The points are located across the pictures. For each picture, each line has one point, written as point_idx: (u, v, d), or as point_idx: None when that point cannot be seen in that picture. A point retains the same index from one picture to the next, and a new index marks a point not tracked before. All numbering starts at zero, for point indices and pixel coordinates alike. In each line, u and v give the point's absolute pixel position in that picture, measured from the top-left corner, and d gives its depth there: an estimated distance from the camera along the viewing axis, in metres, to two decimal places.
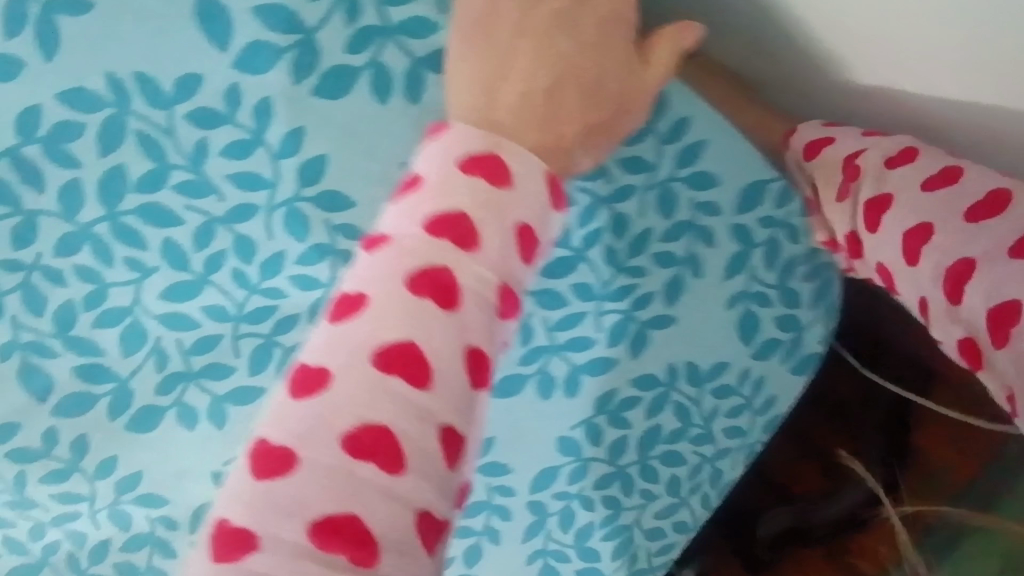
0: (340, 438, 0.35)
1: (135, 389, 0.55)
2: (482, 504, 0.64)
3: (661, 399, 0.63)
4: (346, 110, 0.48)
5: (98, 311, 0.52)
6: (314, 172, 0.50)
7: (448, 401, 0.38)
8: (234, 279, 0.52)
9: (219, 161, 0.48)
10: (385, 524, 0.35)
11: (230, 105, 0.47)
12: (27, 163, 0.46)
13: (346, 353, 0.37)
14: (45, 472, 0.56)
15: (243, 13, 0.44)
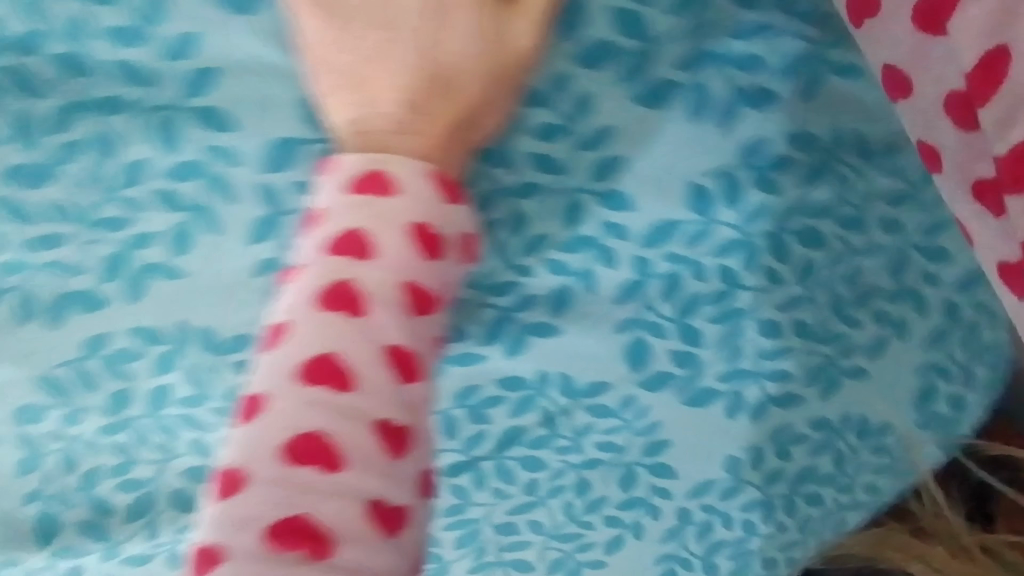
0: (277, 452, 0.33)
1: None
2: (640, 499, 0.67)
3: (826, 443, 0.65)
4: (658, 121, 0.45)
5: None
6: (609, 170, 0.48)
7: (386, 396, 0.34)
8: (495, 249, 0.51)
9: (528, 139, 0.45)
10: (342, 494, 0.33)
11: (553, 89, 0.43)
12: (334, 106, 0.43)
13: (273, 381, 0.34)
14: None
15: (600, 10, 0.40)
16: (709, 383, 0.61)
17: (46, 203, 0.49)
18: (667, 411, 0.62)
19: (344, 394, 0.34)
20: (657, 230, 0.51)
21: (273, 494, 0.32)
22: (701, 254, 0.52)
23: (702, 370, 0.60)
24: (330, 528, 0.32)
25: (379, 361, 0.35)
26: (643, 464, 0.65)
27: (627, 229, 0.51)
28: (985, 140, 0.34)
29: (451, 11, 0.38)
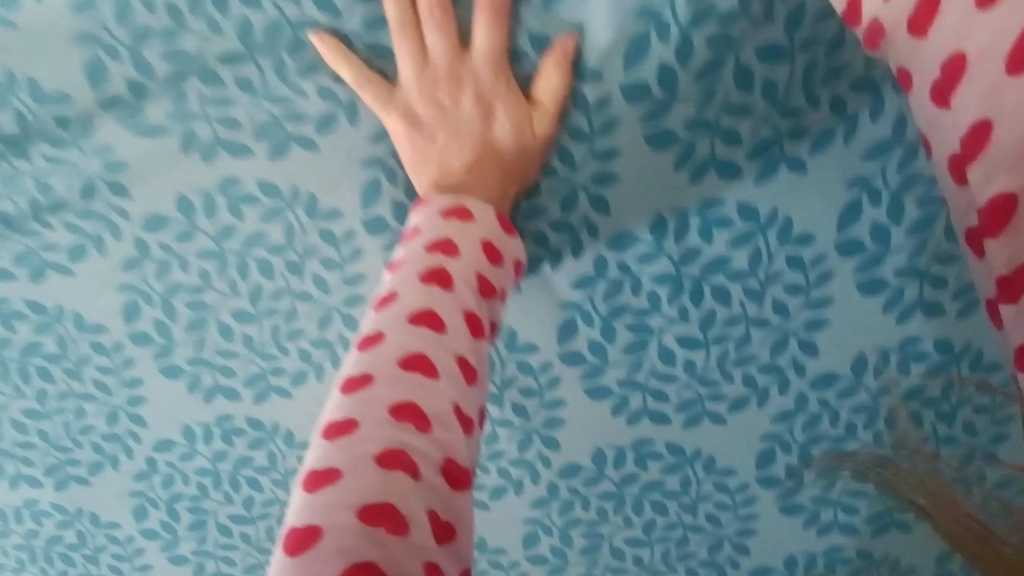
0: (376, 389, 0.50)
1: (605, 372, 0.76)
2: (717, 564, 0.90)
3: (864, 570, 0.87)
4: (865, 301, 0.70)
5: (636, 318, 0.73)
6: (816, 325, 0.71)
7: (446, 382, 0.53)
8: (720, 356, 0.74)
9: (780, 289, 0.70)
10: (379, 433, 0.48)
11: (810, 262, 0.68)
12: (687, 226, 0.68)
13: (394, 349, 0.53)
14: (522, 387, 0.79)
15: (868, 221, 0.66)
16: (801, 500, 0.83)
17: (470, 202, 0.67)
18: (766, 509, 0.84)
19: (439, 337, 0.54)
20: (824, 376, 0.74)
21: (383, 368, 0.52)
22: (842, 405, 0.76)
23: (802, 489, 0.82)
24: (430, 416, 0.50)
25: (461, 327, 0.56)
26: (730, 541, 0.87)
27: (806, 367, 0.74)
28: None
29: (470, 186, 0.62)
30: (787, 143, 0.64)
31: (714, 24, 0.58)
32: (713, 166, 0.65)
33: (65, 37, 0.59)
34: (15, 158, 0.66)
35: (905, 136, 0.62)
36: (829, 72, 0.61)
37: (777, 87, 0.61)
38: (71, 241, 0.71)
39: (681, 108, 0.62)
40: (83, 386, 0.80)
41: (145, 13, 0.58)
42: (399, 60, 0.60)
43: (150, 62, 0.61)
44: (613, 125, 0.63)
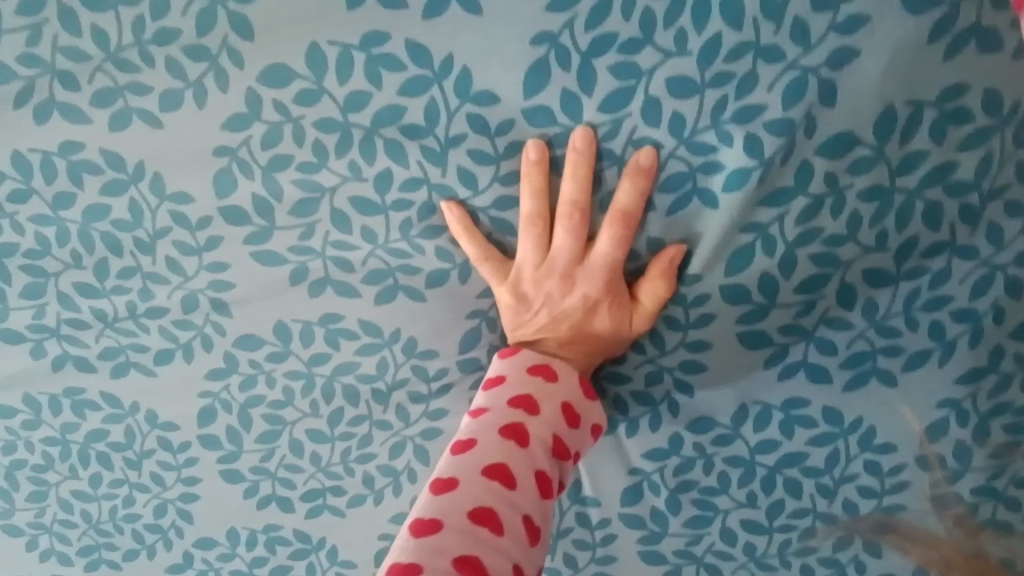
0: (437, 536, 0.50)
1: (663, 540, 0.77)
2: None
3: None
4: (935, 513, 0.71)
5: (705, 496, 0.74)
6: (883, 527, 0.72)
7: (511, 542, 0.53)
8: (782, 542, 0.75)
9: (852, 489, 0.71)
10: None
11: (887, 469, 0.70)
12: (768, 417, 0.70)
13: (464, 497, 0.53)
14: (577, 539, 0.79)
15: (951, 439, 0.68)
16: None
17: None
18: None
19: (509, 494, 0.55)
20: None
21: (451, 512, 0.52)
22: None
23: None
24: None
25: (532, 486, 0.57)
26: None
27: (867, 565, 0.74)
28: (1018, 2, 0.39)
29: (553, 354, 0.67)
30: (881, 357, 0.67)
31: (819, 243, 0.62)
32: (803, 368, 0.68)
33: (204, 148, 0.62)
34: (131, 255, 0.68)
35: (1001, 367, 0.65)
36: (930, 300, 0.64)
37: (877, 307, 0.65)
38: (161, 345, 0.72)
39: (779, 312, 0.66)
40: (140, 477, 0.80)
41: (291, 146, 0.62)
42: (521, 245, 0.64)
43: (280, 184, 0.64)
44: (708, 319, 0.67)
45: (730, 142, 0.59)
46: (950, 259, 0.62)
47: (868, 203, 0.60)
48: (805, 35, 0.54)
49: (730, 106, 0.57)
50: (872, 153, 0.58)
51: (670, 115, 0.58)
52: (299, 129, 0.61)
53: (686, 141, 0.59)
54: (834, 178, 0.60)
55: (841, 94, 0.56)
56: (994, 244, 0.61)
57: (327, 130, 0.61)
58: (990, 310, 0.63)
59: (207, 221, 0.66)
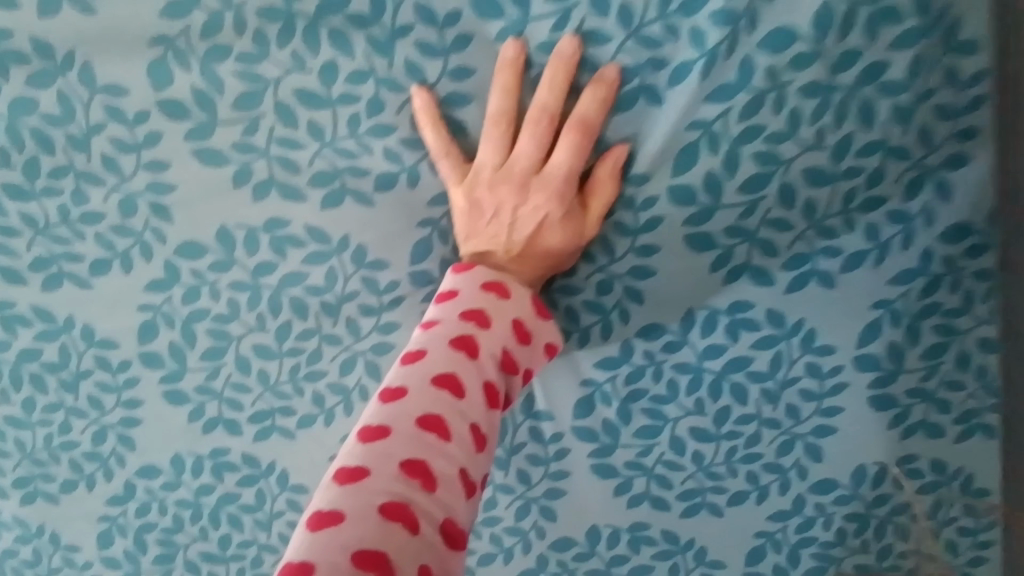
0: (384, 441, 0.49)
1: (614, 452, 0.78)
2: None
3: None
4: (873, 417, 0.73)
5: (654, 405, 0.76)
6: (824, 432, 0.75)
7: (460, 447, 0.52)
8: (728, 449, 0.77)
9: (795, 394, 0.74)
10: (385, 486, 0.47)
11: (827, 372, 0.72)
12: (714, 322, 0.72)
13: (412, 404, 0.52)
14: (531, 453, 0.80)
15: (885, 341, 0.70)
16: None
17: None
18: None
19: (458, 402, 0.54)
20: (823, 482, 0.77)
21: (400, 420, 0.51)
22: (837, 512, 0.78)
23: None
24: (436, 479, 0.49)
25: (480, 395, 0.56)
26: None
27: (809, 470, 0.77)
28: None
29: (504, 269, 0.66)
30: (820, 259, 0.68)
31: (760, 141, 0.64)
32: (747, 271, 0.70)
33: (139, 37, 0.61)
34: (65, 153, 0.66)
35: (934, 268, 0.67)
36: (867, 200, 0.66)
37: (817, 207, 0.66)
38: (97, 254, 0.70)
39: (722, 214, 0.67)
40: (76, 400, 0.78)
41: (231, 36, 0.61)
42: (483, 146, 0.64)
43: (220, 77, 0.63)
44: (657, 224, 0.68)
45: (676, 36, 0.61)
46: (885, 159, 0.64)
47: (807, 99, 0.62)
48: None
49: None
50: (812, 49, 0.60)
51: (617, 6, 0.60)
52: (240, 18, 0.61)
53: (634, 33, 0.61)
54: (774, 74, 0.61)
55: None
56: (926, 145, 0.63)
57: (271, 19, 0.61)
58: (922, 212, 0.66)
59: (145, 116, 0.64)
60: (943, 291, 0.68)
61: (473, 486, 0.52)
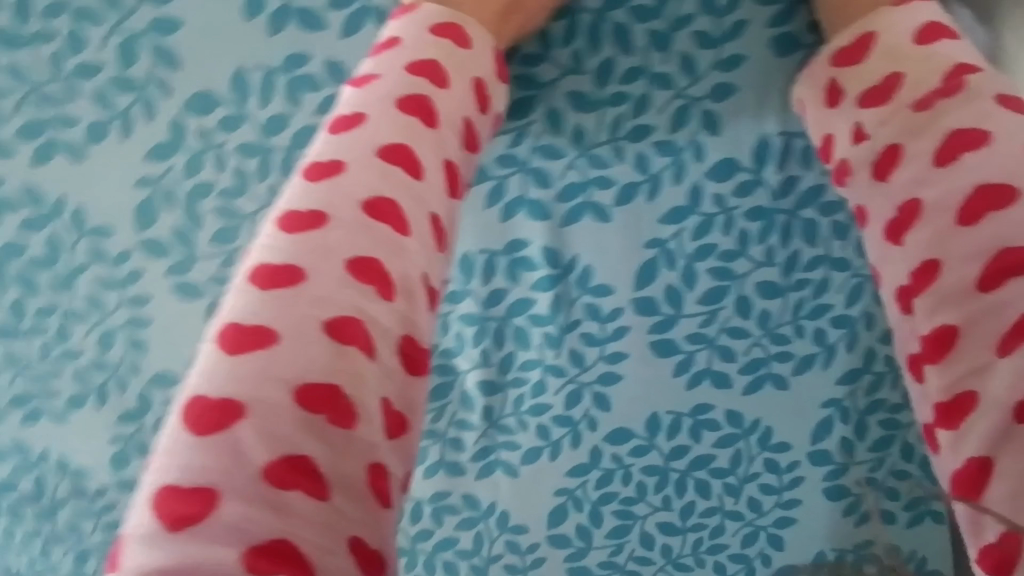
0: (270, 356, 0.37)
1: (588, 555, 0.81)
2: None
3: None
4: (829, 506, 0.79)
5: (622, 506, 0.79)
6: (783, 524, 0.79)
7: (387, 359, 0.40)
8: (694, 543, 0.81)
9: (755, 488, 0.79)
10: (268, 434, 0.35)
11: (784, 467, 0.78)
12: (680, 424, 0.77)
13: (313, 284, 0.39)
14: (508, 562, 0.81)
15: (837, 436, 0.77)
16: None
17: (475, 400, 0.75)
18: None
19: (382, 301, 0.40)
20: (786, 568, 0.82)
21: (294, 322, 0.38)
22: None
23: None
24: (353, 415, 0.37)
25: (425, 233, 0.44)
26: None
27: (772, 559, 0.81)
28: (979, 231, 0.38)
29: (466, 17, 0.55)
30: (775, 363, 0.74)
31: (714, 257, 0.70)
32: (708, 376, 0.75)
33: (125, 182, 0.66)
34: (47, 294, 0.69)
35: (875, 365, 0.74)
36: (813, 308, 0.72)
37: (770, 316, 0.72)
38: (72, 390, 0.72)
39: (685, 322, 0.73)
40: (53, 527, 0.79)
41: (213, 173, 0.66)
42: None
43: (202, 213, 0.67)
44: (622, 332, 0.73)
45: (622, 158, 0.67)
46: (828, 271, 0.70)
47: (754, 221, 0.69)
48: (692, 66, 0.64)
49: (626, 123, 0.66)
50: (753, 177, 0.67)
51: (574, 125, 0.66)
52: (220, 156, 0.66)
53: (584, 152, 0.67)
54: (722, 199, 0.68)
55: (723, 123, 0.66)
56: (863, 256, 0.69)
57: (248, 156, 0.66)
58: (864, 314, 0.72)
59: (126, 255, 0.67)
60: (886, 386, 0.75)
61: (399, 422, 0.39)
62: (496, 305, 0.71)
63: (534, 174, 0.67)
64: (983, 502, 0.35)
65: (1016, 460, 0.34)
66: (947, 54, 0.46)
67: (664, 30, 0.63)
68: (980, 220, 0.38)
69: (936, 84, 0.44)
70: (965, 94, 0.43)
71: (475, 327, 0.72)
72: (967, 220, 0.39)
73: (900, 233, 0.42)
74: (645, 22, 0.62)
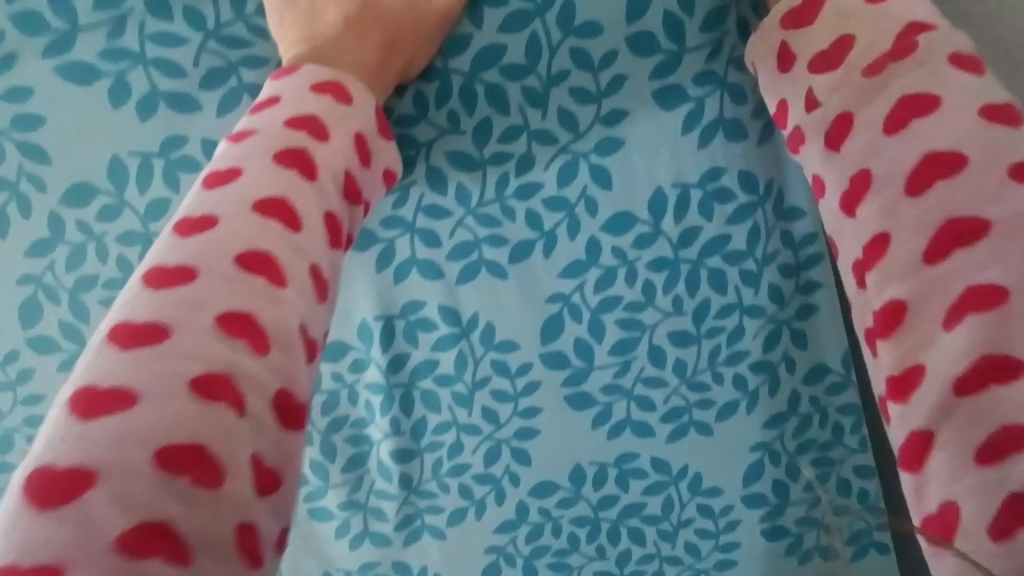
0: (134, 417, 0.39)
1: None
2: None
3: None
4: (762, 543, 0.83)
5: (558, 558, 0.83)
6: (719, 564, 0.83)
7: (256, 413, 0.44)
8: None
9: (689, 531, 0.82)
10: (128, 496, 0.37)
11: (717, 510, 0.81)
12: (605, 474, 0.79)
13: (182, 343, 0.43)
14: None
15: (768, 477, 0.80)
16: None
17: (393, 470, 0.76)
18: None
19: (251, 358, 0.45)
20: None
21: (158, 381, 0.41)
22: None
23: None
24: (221, 472, 0.40)
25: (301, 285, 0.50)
26: None
27: None
28: (948, 275, 0.38)
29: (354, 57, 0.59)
30: (696, 411, 0.76)
31: (620, 309, 0.72)
32: (629, 425, 0.77)
33: (8, 279, 0.66)
34: None
35: (800, 407, 0.77)
36: (729, 355, 0.74)
37: (686, 364, 0.74)
38: None
39: (598, 373, 0.75)
40: None
41: (96, 265, 0.65)
42: None
43: (88, 307, 0.66)
44: (534, 386, 0.75)
45: (512, 216, 0.68)
46: (741, 317, 0.73)
47: (657, 272, 0.70)
48: (574, 124, 0.65)
49: (511, 183, 0.67)
50: (651, 230, 0.69)
51: (454, 185, 0.66)
52: (102, 246, 0.65)
53: (472, 211, 0.67)
54: (621, 252, 0.69)
55: (613, 178, 0.67)
56: (777, 304, 0.72)
57: (130, 243, 0.65)
58: (782, 360, 0.75)
59: (15, 355, 0.68)
60: (813, 428, 0.78)
61: (268, 472, 0.44)
62: (399, 370, 0.72)
63: (421, 235, 0.68)
64: (949, 547, 0.35)
65: (975, 499, 0.34)
66: (910, 78, 0.44)
67: (539, 88, 0.63)
68: (944, 260, 0.38)
69: (902, 99, 0.43)
70: (941, 114, 0.41)
71: (382, 396, 0.73)
72: (933, 260, 0.38)
73: (872, 270, 0.41)
74: (518, 81, 0.63)
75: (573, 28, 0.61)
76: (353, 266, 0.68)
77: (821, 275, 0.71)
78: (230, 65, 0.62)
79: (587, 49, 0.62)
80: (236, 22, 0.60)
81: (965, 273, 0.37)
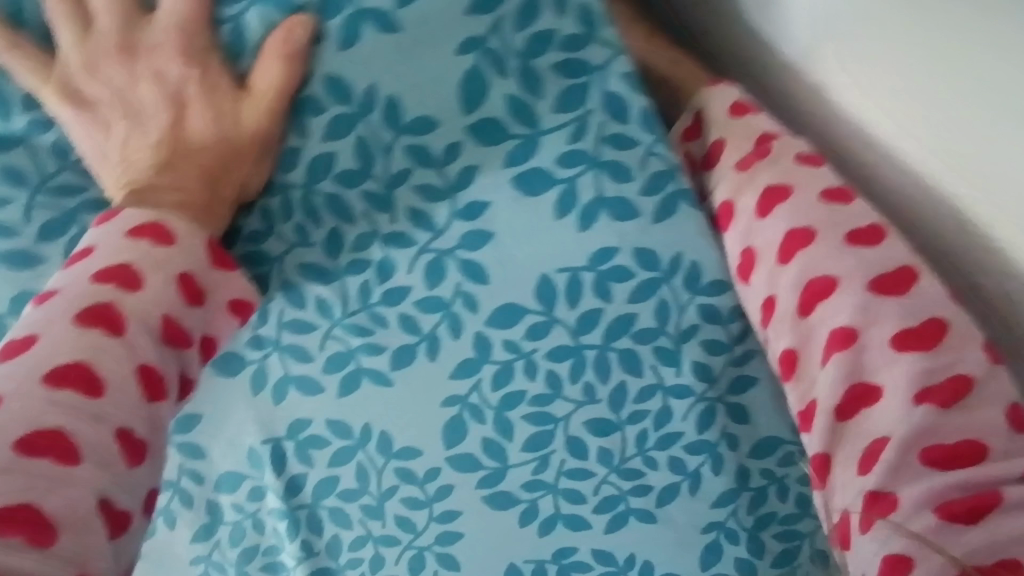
0: None
1: None
2: None
3: None
4: None
5: None
6: None
7: None
8: None
9: None
10: None
11: None
12: (544, 569, 0.75)
13: None
14: None
15: (732, 557, 0.73)
16: None
17: None
18: None
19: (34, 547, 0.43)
20: None
21: None
22: None
23: None
24: None
25: (104, 456, 0.47)
26: None
27: None
28: (860, 429, 0.49)
29: (169, 190, 0.55)
30: (632, 498, 0.71)
31: (526, 404, 0.66)
32: (561, 518, 0.72)
33: None
34: None
35: (751, 482, 0.69)
36: (660, 439, 0.68)
37: (612, 454, 0.68)
38: None
39: (516, 471, 0.69)
40: None
41: None
42: (96, 83, 0.55)
43: None
44: (447, 490, 0.70)
45: (384, 323, 0.63)
46: (665, 399, 0.66)
47: (560, 361, 0.64)
48: (429, 221, 0.60)
49: (375, 290, 0.62)
50: (544, 318, 0.63)
51: (313, 297, 0.63)
52: None
53: (338, 322, 0.64)
54: (515, 345, 0.64)
55: (488, 270, 0.61)
56: (706, 380, 0.64)
57: None
58: (722, 438, 0.67)
59: None
60: (770, 500, 0.70)
61: None
62: (298, 493, 0.71)
63: (291, 351, 0.65)
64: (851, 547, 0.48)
65: (859, 499, 0.48)
66: (769, 174, 0.56)
67: (380, 191, 0.59)
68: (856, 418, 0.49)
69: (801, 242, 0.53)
70: (820, 237, 0.53)
71: (287, 520, 0.73)
72: (846, 416, 0.50)
73: (771, 327, 0.54)
74: (356, 187, 0.59)
75: (403, 126, 0.57)
76: (227, 393, 0.66)
77: (754, 344, 0.64)
78: (67, 214, 0.60)
79: (425, 144, 0.57)
80: (63, 171, 0.59)
81: (864, 425, 0.49)
